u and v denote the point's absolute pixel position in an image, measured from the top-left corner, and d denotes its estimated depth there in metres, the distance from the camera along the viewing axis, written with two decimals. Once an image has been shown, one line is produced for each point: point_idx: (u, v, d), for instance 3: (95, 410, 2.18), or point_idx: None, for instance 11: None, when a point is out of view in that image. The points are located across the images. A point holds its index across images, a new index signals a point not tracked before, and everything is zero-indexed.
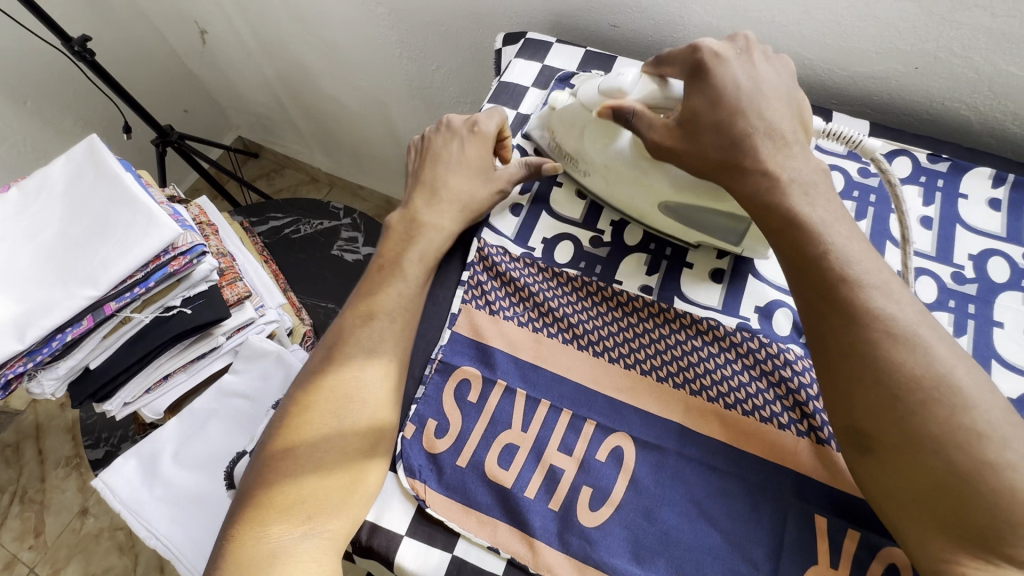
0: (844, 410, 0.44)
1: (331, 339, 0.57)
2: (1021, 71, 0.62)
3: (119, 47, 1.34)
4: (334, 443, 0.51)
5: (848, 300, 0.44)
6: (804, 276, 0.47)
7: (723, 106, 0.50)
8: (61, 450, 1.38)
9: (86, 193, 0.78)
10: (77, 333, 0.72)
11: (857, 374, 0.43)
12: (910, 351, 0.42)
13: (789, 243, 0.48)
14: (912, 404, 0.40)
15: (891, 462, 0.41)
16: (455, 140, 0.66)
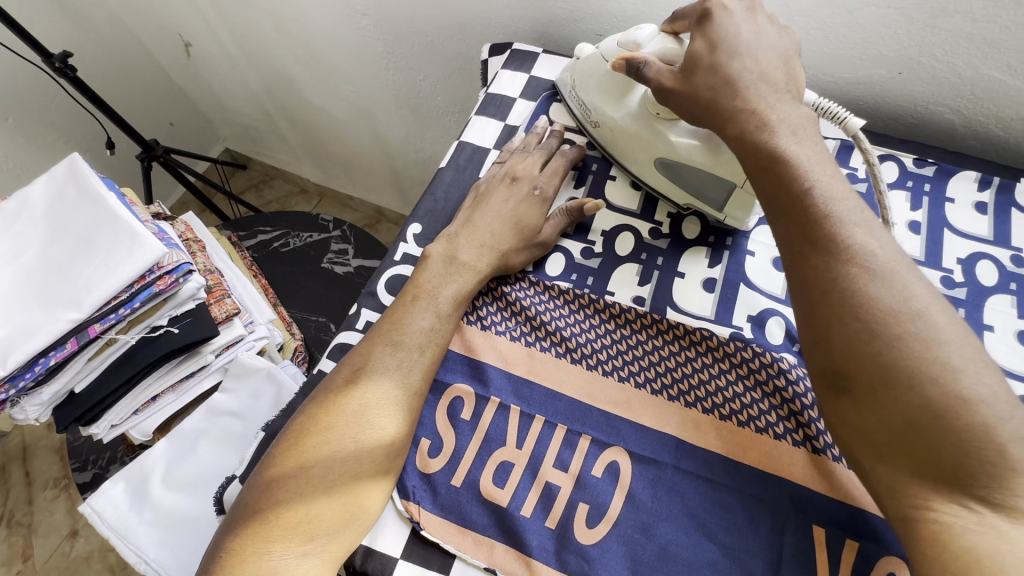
0: (822, 351, 0.43)
1: (358, 358, 0.54)
2: (1002, 75, 0.62)
3: (102, 61, 1.33)
4: (347, 462, 0.49)
5: (830, 238, 0.44)
6: (784, 213, 0.47)
7: (721, 52, 0.51)
8: (49, 472, 1.36)
9: (68, 212, 0.77)
10: (61, 357, 0.71)
11: (833, 312, 0.42)
12: (887, 285, 0.41)
13: (771, 180, 0.47)
14: (887, 343, 0.40)
15: (867, 403, 0.40)
16: (512, 195, 0.64)
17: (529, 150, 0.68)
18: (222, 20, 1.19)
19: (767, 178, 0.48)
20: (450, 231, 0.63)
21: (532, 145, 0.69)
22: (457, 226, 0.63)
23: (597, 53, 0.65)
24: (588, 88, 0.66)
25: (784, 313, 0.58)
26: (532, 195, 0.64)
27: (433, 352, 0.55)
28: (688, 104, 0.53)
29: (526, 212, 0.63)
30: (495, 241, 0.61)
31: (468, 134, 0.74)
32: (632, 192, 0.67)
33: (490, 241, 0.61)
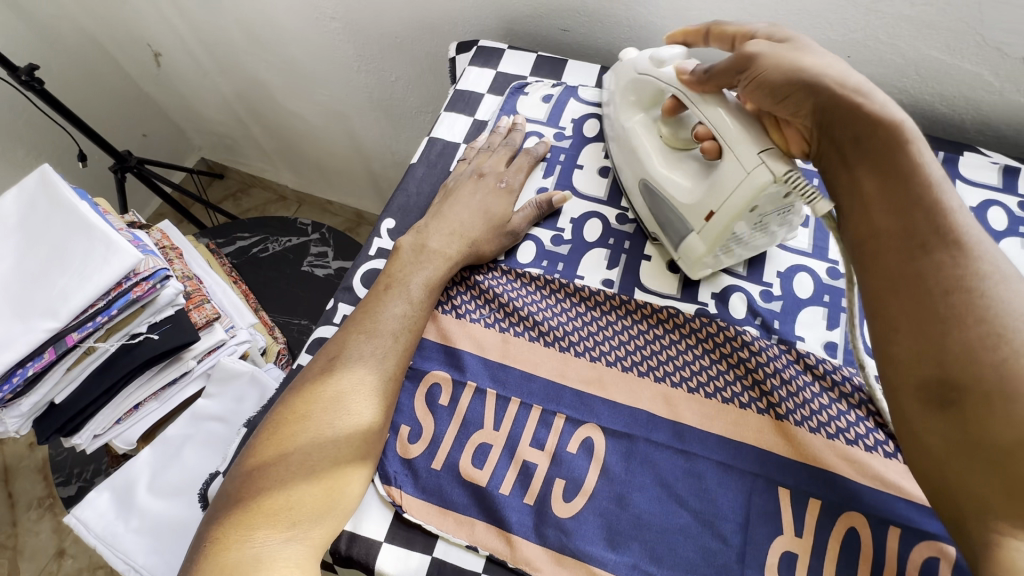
0: (930, 357, 0.42)
1: (333, 349, 0.56)
2: (943, 55, 0.66)
3: (70, 74, 1.32)
4: (327, 448, 0.50)
5: (949, 238, 0.44)
6: (896, 209, 0.46)
7: (805, 52, 0.50)
8: (33, 492, 1.34)
9: (42, 223, 0.77)
10: (39, 367, 0.71)
11: (957, 314, 0.42)
12: (1013, 293, 0.42)
13: (888, 174, 0.47)
14: (1012, 352, 0.40)
15: (976, 415, 0.40)
16: (479, 188, 0.66)
17: (493, 148, 0.70)
18: (190, 27, 1.19)
19: (878, 174, 0.47)
20: (421, 223, 0.65)
21: (496, 145, 0.70)
22: (429, 219, 0.65)
23: (629, 61, 0.63)
24: (623, 94, 0.65)
25: (745, 289, 0.60)
26: (499, 188, 0.66)
27: (408, 341, 0.57)
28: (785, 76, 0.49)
29: (493, 204, 0.65)
30: (466, 230, 0.62)
31: (438, 130, 0.76)
32: (599, 179, 0.69)
33: (462, 231, 0.62)
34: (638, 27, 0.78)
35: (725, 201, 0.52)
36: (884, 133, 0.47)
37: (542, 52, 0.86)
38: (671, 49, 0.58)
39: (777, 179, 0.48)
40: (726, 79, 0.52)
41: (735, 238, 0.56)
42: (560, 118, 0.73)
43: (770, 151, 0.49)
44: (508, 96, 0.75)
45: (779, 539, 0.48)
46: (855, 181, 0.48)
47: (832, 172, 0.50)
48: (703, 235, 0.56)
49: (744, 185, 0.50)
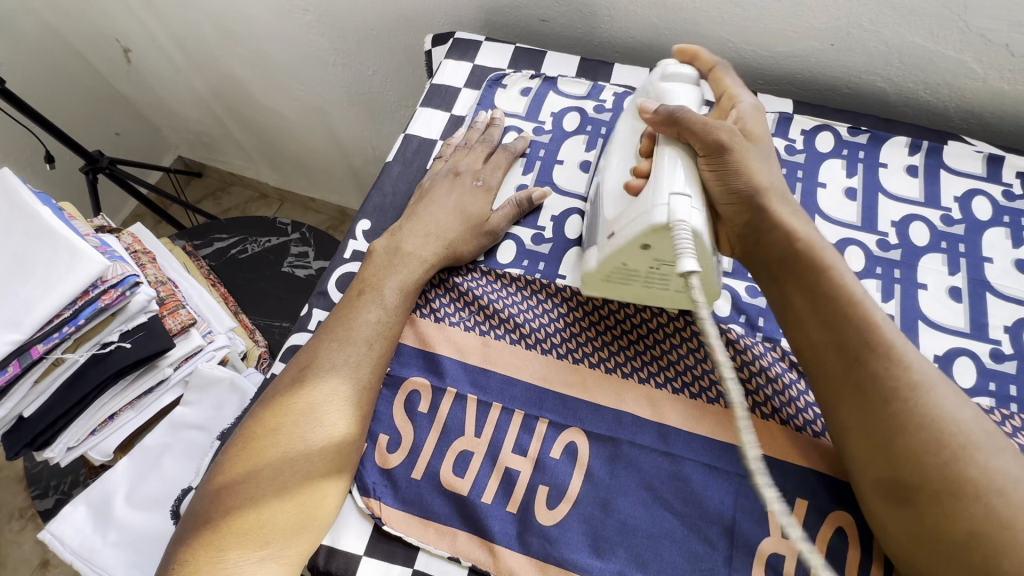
0: (882, 460, 0.44)
1: (306, 356, 0.54)
2: (926, 42, 0.64)
3: (35, 73, 1.27)
4: (300, 463, 0.49)
5: (879, 348, 0.46)
6: (826, 317, 0.48)
7: (762, 159, 0.54)
8: (14, 502, 1.31)
9: (2, 231, 0.73)
10: (4, 381, 0.68)
11: (896, 423, 0.44)
12: (944, 396, 0.44)
13: (811, 287, 0.50)
14: (952, 454, 0.42)
15: (932, 513, 0.41)
16: (456, 187, 0.64)
17: (471, 146, 0.68)
18: (160, 22, 1.15)
19: (808, 292, 0.50)
20: (396, 225, 0.63)
21: (473, 142, 0.68)
22: (405, 220, 0.63)
23: (645, 70, 0.62)
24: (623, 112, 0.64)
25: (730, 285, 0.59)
26: (476, 186, 0.64)
27: (384, 347, 0.55)
28: (733, 187, 0.52)
29: (472, 202, 0.63)
30: (443, 231, 0.61)
31: (415, 127, 0.74)
32: (581, 175, 0.67)
33: (439, 231, 0.61)
34: (619, 16, 0.75)
35: (624, 224, 0.51)
36: (806, 252, 0.51)
37: (522, 44, 0.83)
38: (683, 68, 0.58)
39: (669, 222, 0.47)
40: (687, 134, 0.52)
41: (630, 274, 0.53)
42: (540, 112, 0.71)
43: (677, 199, 0.48)
44: (486, 90, 0.73)
45: (767, 541, 0.47)
46: (787, 293, 0.52)
47: (765, 271, 0.54)
48: (599, 251, 0.54)
49: (639, 221, 0.49)
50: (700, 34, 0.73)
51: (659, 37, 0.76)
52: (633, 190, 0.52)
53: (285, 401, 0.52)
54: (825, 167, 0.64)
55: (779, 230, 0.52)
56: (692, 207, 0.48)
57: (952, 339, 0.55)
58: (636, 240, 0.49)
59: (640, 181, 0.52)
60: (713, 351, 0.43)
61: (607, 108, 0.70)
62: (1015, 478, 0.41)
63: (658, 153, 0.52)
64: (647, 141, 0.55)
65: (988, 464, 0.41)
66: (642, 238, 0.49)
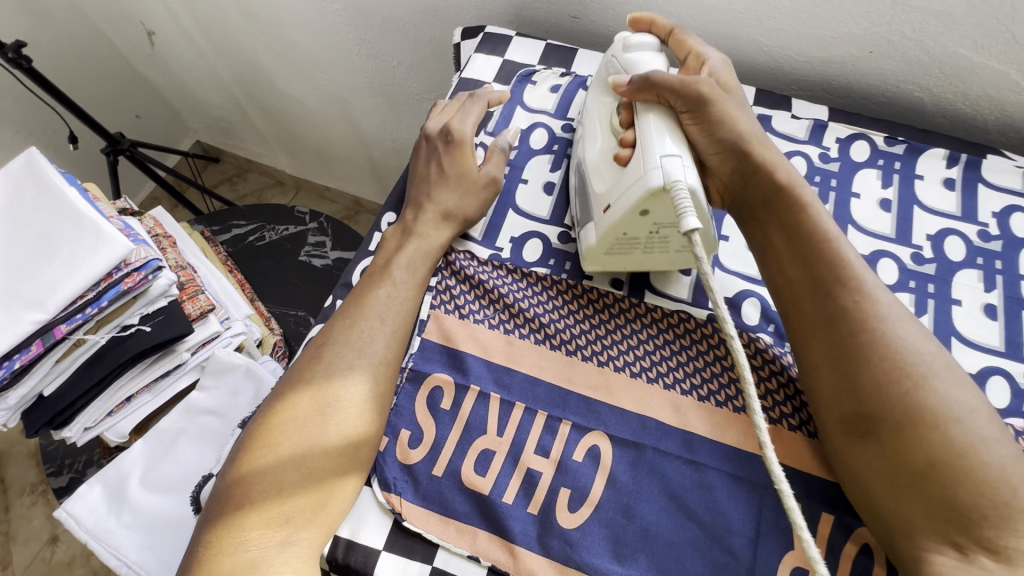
0: (848, 392, 0.47)
1: (322, 342, 0.56)
2: (970, 53, 0.63)
3: (60, 52, 1.27)
4: (322, 452, 0.50)
5: (850, 283, 0.49)
6: (803, 254, 0.52)
7: (741, 107, 0.58)
8: (25, 478, 1.32)
9: (28, 209, 0.74)
10: (26, 360, 0.68)
11: (863, 354, 0.46)
12: (905, 327, 0.47)
13: (789, 225, 0.53)
14: (912, 384, 0.44)
15: (895, 446, 0.44)
16: (436, 148, 0.66)
17: (451, 104, 0.70)
18: (186, 6, 1.15)
19: (784, 231, 0.53)
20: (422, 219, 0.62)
21: (456, 102, 0.70)
22: (431, 215, 0.62)
23: (607, 43, 0.64)
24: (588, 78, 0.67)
25: (759, 293, 0.59)
26: (450, 141, 0.65)
27: None
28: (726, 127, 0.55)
29: (451, 163, 0.65)
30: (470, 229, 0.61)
31: None
32: None
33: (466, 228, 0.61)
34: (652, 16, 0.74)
35: (621, 196, 0.53)
36: (787, 195, 0.53)
37: (551, 40, 0.82)
38: (644, 37, 0.61)
39: (665, 184, 0.49)
40: (668, 95, 0.55)
41: (630, 242, 0.55)
42: (569, 111, 0.71)
43: (670, 161, 0.50)
44: (515, 86, 0.73)
45: (791, 554, 0.47)
46: (767, 235, 0.55)
47: (753, 219, 0.56)
48: (597, 226, 0.56)
49: (637, 185, 0.51)
50: (736, 36, 0.72)
51: None
52: (623, 161, 0.54)
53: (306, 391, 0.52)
54: (860, 176, 0.63)
55: (762, 172, 0.55)
56: (683, 165, 0.50)
57: (986, 357, 0.54)
58: (635, 205, 0.51)
59: (628, 152, 0.54)
60: (722, 321, 0.45)
61: None
62: (969, 406, 0.44)
63: (640, 120, 0.55)
64: (626, 113, 0.57)
65: (946, 395, 0.44)
66: (641, 204, 0.51)
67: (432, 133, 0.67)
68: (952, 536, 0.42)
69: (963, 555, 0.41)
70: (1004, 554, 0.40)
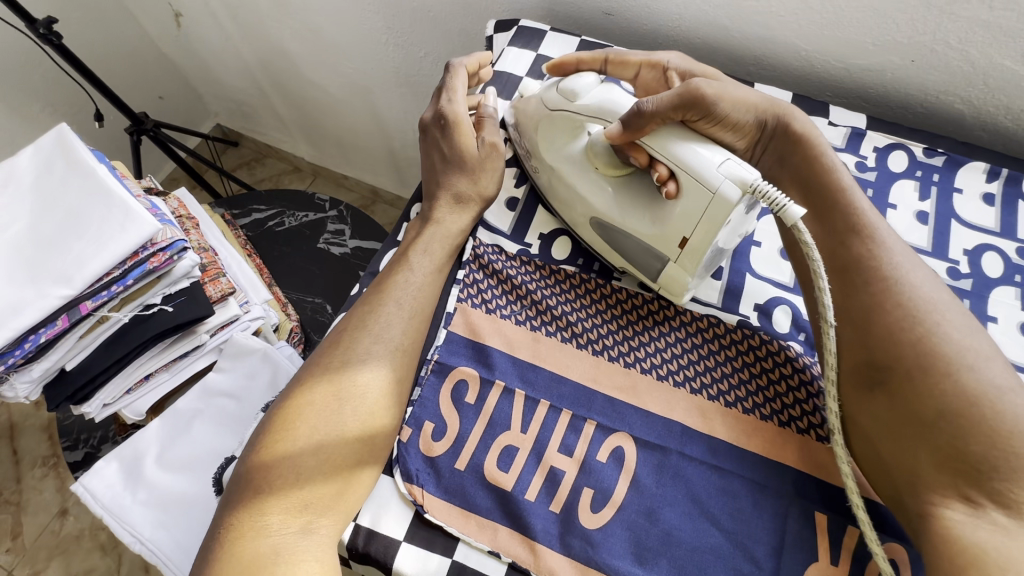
0: (859, 340, 0.48)
1: (344, 331, 0.55)
2: (1016, 66, 0.62)
3: (88, 30, 1.27)
4: (341, 438, 0.50)
5: (864, 235, 0.52)
6: (820, 212, 0.54)
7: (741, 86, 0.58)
8: (37, 450, 1.34)
9: (58, 184, 0.74)
10: (51, 334, 0.69)
11: (877, 302, 0.48)
12: (919, 276, 0.49)
13: (806, 184, 0.56)
14: (925, 331, 0.46)
15: (902, 390, 0.45)
16: (432, 140, 0.64)
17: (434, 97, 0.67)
18: None
19: (802, 188, 0.56)
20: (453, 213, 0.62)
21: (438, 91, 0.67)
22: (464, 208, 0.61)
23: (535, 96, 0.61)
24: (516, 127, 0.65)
25: (791, 301, 0.58)
26: (443, 126, 0.63)
27: None
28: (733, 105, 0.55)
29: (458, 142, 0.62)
30: None
31: None
32: None
33: None
34: (689, 16, 0.73)
35: (696, 224, 0.52)
36: (803, 150, 0.56)
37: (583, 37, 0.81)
38: (580, 78, 0.58)
39: (745, 188, 0.49)
40: (670, 117, 0.52)
41: (711, 259, 0.55)
42: None
43: (728, 166, 0.50)
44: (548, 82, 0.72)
45: (814, 566, 0.46)
46: (784, 195, 0.58)
47: (776, 179, 0.59)
48: (681, 263, 0.54)
49: (713, 208, 0.50)
50: (774, 39, 0.70)
51: (729, 41, 0.73)
52: (674, 194, 0.52)
53: (325, 377, 0.52)
54: (897, 187, 0.62)
55: (779, 129, 0.57)
56: (740, 164, 0.50)
57: None
58: (720, 227, 0.51)
59: (674, 185, 0.52)
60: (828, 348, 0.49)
61: None
62: (982, 356, 0.45)
63: (667, 152, 0.52)
64: (641, 156, 0.55)
65: (958, 342, 0.45)
66: (728, 222, 0.50)
67: (425, 125, 0.65)
68: (963, 490, 0.42)
69: (974, 509, 0.41)
70: (1014, 509, 0.41)
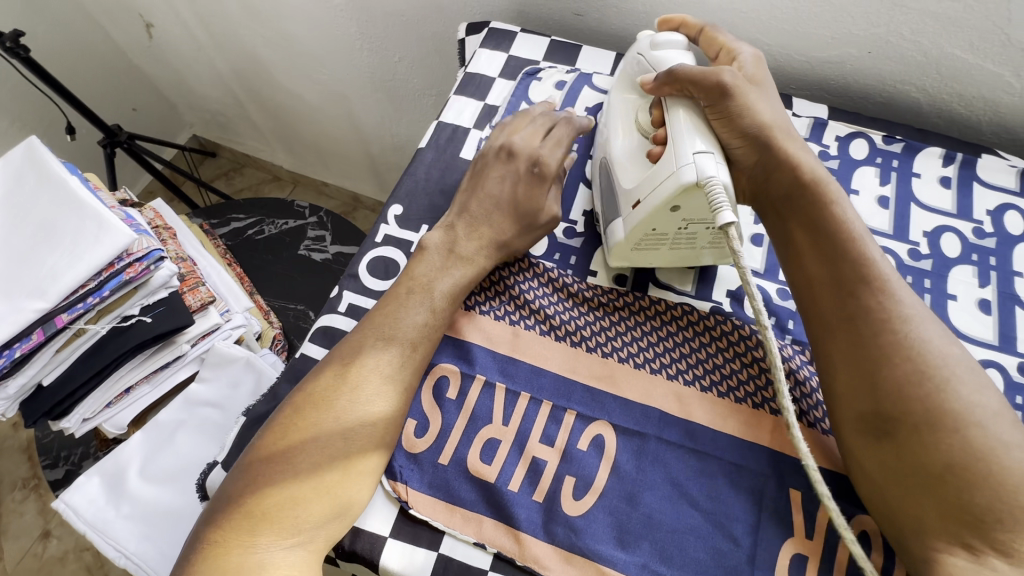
0: (867, 393, 0.47)
1: (349, 349, 0.53)
2: (965, 54, 0.64)
3: (56, 42, 1.26)
4: (339, 459, 0.49)
5: (874, 284, 0.49)
6: (823, 256, 0.52)
7: (764, 99, 0.57)
8: (17, 472, 1.31)
9: (28, 198, 0.73)
10: (27, 349, 0.68)
11: (886, 354, 0.46)
12: (929, 329, 0.47)
13: (808, 223, 0.54)
14: (935, 387, 0.45)
15: (909, 444, 0.44)
16: (511, 175, 0.61)
17: (532, 120, 0.65)
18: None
19: (806, 228, 0.54)
20: (448, 220, 0.62)
21: (536, 115, 0.65)
22: (458, 216, 0.61)
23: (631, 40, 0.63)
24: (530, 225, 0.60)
25: (760, 286, 0.60)
26: (531, 172, 0.60)
27: (427, 345, 0.54)
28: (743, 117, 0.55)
29: (525, 195, 0.60)
30: (498, 234, 0.59)
31: (446, 114, 0.73)
32: None
33: (494, 236, 0.59)
34: (655, 14, 0.75)
35: (650, 191, 0.52)
36: (810, 193, 0.54)
37: (554, 37, 0.83)
38: (672, 35, 0.59)
39: (699, 180, 0.49)
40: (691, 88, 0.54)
41: (658, 238, 0.56)
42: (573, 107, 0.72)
43: (703, 158, 0.49)
44: (520, 82, 0.74)
45: (790, 540, 0.48)
46: (787, 231, 0.56)
47: (779, 216, 0.56)
48: (625, 222, 0.56)
49: (668, 180, 0.50)
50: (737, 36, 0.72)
51: None
52: (655, 157, 0.55)
53: (325, 395, 0.51)
54: (858, 174, 0.65)
55: (782, 169, 0.56)
56: (715, 163, 0.50)
57: (981, 351, 0.55)
58: (664, 206, 0.51)
59: (660, 149, 0.55)
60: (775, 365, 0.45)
61: None
62: (991, 412, 0.44)
63: (671, 118, 0.54)
64: (655, 110, 0.57)
65: (967, 399, 0.44)
66: (672, 203, 0.51)
67: (515, 155, 0.61)
68: (964, 538, 0.42)
69: (975, 556, 0.41)
70: (1013, 556, 0.41)
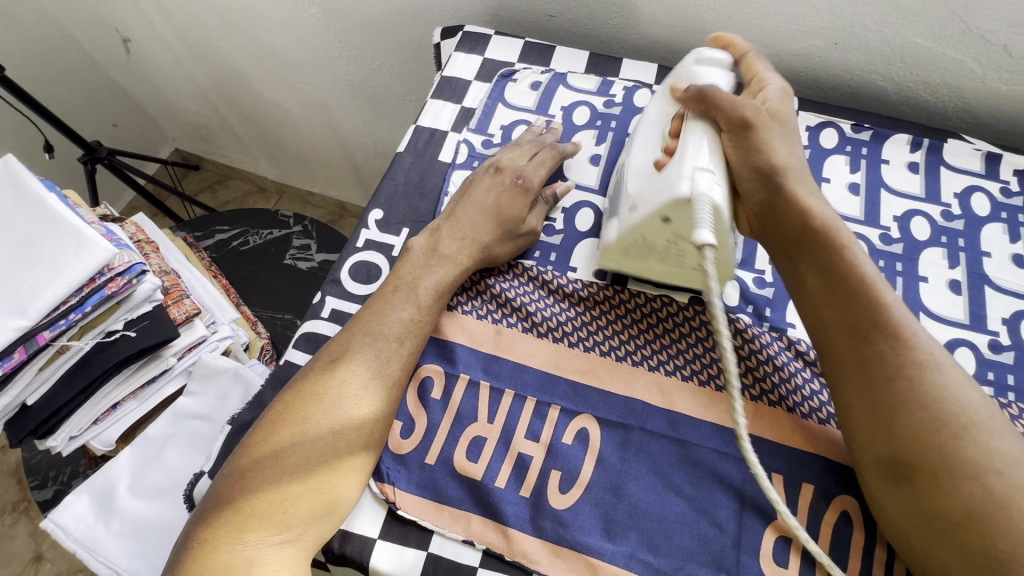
0: (884, 439, 0.45)
1: (336, 347, 0.54)
2: (928, 42, 0.66)
3: (33, 61, 1.25)
4: (326, 454, 0.49)
5: (888, 330, 0.47)
6: (835, 300, 0.50)
7: (789, 142, 0.56)
8: (6, 496, 1.29)
9: (7, 216, 0.73)
10: (9, 367, 0.68)
11: (900, 402, 0.45)
12: (948, 375, 0.45)
13: (820, 264, 0.52)
14: (953, 435, 0.43)
15: (928, 490, 0.43)
16: (496, 187, 0.63)
17: (520, 142, 0.67)
18: (162, 13, 1.15)
19: (818, 271, 0.52)
20: (434, 223, 0.63)
21: (525, 137, 0.67)
22: (443, 221, 0.62)
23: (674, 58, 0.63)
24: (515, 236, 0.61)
25: (737, 275, 0.61)
26: (515, 183, 0.62)
27: (413, 344, 0.55)
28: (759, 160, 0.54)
29: (509, 204, 0.62)
30: (477, 234, 0.60)
31: (424, 118, 0.74)
32: (590, 168, 0.68)
33: (474, 235, 0.60)
34: (627, 13, 0.76)
35: (649, 198, 0.53)
36: (819, 237, 0.52)
37: (529, 39, 0.83)
38: (717, 54, 0.59)
39: (693, 195, 0.49)
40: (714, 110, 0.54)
41: (647, 248, 0.55)
42: (550, 107, 0.72)
43: (704, 174, 0.50)
44: (496, 84, 0.74)
45: (775, 523, 0.49)
46: (797, 273, 0.54)
47: (789, 257, 0.55)
48: (620, 224, 0.56)
49: (668, 191, 0.50)
50: (707, 31, 0.74)
51: (666, 34, 0.76)
52: (660, 166, 0.54)
53: (312, 391, 0.52)
54: (829, 162, 0.66)
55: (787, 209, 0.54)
56: (715, 181, 0.50)
57: (953, 330, 0.56)
58: (657, 214, 0.52)
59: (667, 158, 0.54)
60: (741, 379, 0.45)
61: (616, 103, 0.71)
62: (1012, 458, 0.42)
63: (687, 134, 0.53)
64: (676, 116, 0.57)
65: (989, 444, 0.42)
66: (662, 212, 0.51)
67: (502, 170, 0.63)
68: None
69: None
70: None
